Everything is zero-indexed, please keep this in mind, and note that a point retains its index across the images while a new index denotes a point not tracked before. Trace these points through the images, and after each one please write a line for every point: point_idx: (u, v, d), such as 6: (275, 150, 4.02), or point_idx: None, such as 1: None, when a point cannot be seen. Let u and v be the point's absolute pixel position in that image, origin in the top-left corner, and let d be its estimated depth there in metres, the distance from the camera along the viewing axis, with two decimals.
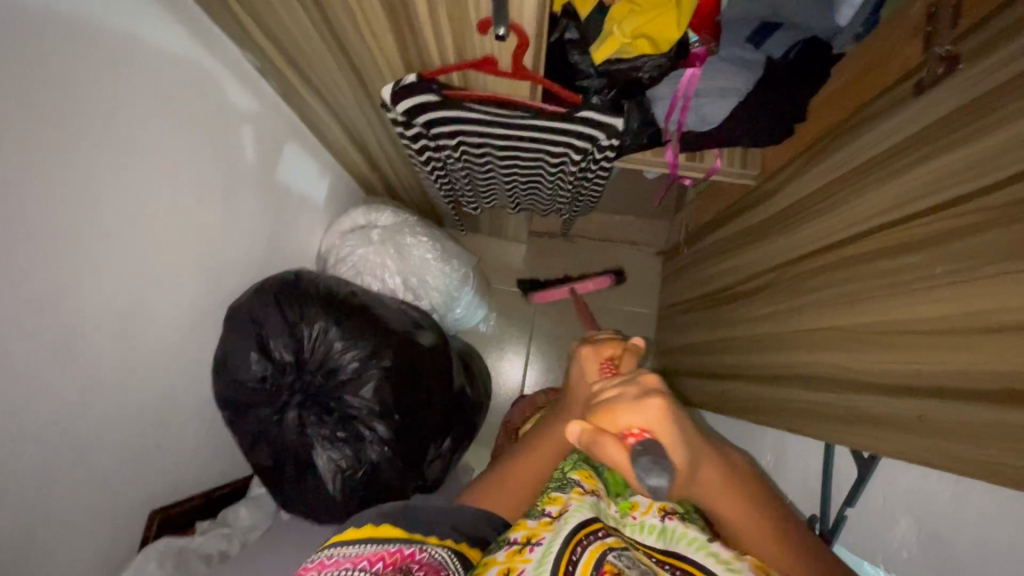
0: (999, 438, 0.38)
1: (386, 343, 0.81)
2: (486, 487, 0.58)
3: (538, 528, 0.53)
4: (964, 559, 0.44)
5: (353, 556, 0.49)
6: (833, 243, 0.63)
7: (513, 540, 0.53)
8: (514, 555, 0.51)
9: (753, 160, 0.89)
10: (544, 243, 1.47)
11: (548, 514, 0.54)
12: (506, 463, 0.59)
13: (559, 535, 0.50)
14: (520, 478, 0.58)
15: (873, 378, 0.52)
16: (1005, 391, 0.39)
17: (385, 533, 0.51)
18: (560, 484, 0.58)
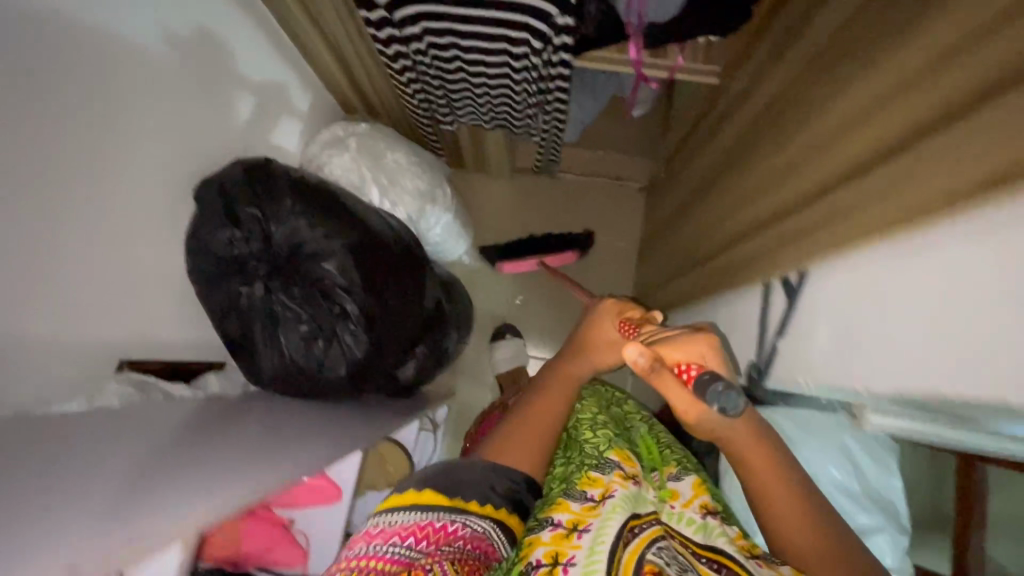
0: (907, 197, 0.39)
1: (350, 226, 0.84)
2: (501, 441, 0.60)
3: (583, 516, 0.59)
4: (867, 342, 0.46)
5: (396, 528, 0.52)
6: (788, 95, 0.65)
7: (557, 522, 0.59)
8: (561, 539, 0.57)
9: (715, 55, 0.92)
10: (529, 179, 1.50)
11: (591, 500, 0.60)
12: (511, 423, 0.62)
13: (608, 525, 0.57)
14: (534, 429, 0.61)
15: (806, 194, 0.54)
16: (916, 146, 0.39)
17: (430, 502, 0.53)
18: (599, 464, 0.65)
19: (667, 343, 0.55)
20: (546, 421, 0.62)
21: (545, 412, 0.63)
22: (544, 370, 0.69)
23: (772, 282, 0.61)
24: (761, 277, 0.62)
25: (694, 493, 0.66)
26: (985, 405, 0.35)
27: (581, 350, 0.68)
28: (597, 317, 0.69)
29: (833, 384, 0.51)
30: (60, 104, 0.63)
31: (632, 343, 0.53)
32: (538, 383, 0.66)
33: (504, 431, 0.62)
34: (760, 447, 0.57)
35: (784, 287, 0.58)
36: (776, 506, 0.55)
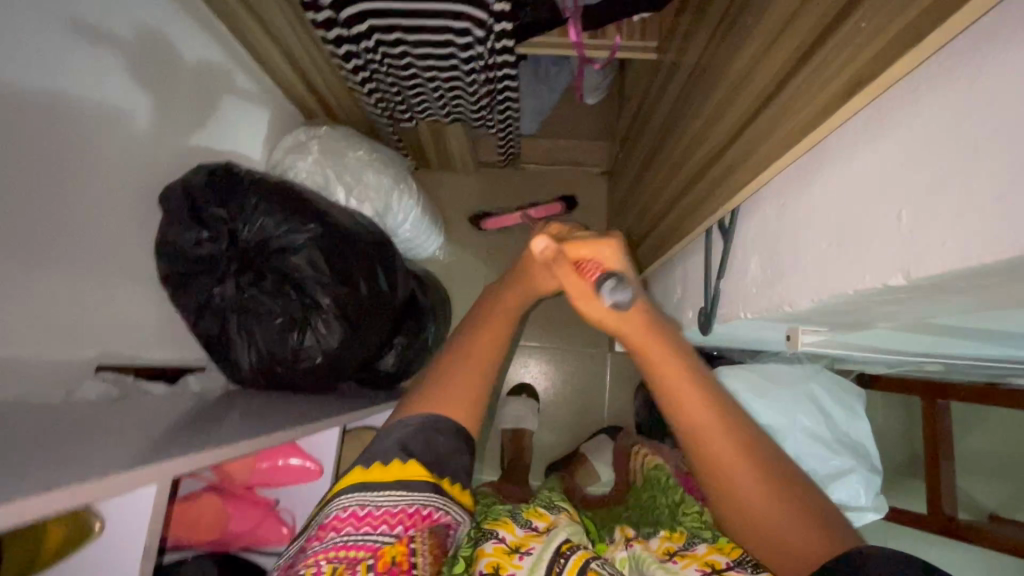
0: (794, 119, 0.43)
1: (314, 219, 0.86)
2: (436, 390, 0.63)
3: (526, 540, 0.61)
4: (783, 261, 0.50)
5: (386, 509, 0.54)
6: (708, 49, 0.69)
7: (501, 539, 0.61)
8: (503, 553, 0.59)
9: (651, 30, 0.97)
10: (495, 172, 1.54)
11: (535, 529, 0.63)
12: (450, 364, 0.64)
13: (548, 546, 0.59)
14: (463, 377, 0.63)
15: (726, 135, 0.58)
16: (796, 70, 0.43)
17: (399, 478, 0.56)
18: (545, 508, 0.69)
19: (579, 244, 0.58)
20: (485, 358, 0.64)
21: (482, 345, 0.65)
22: (481, 303, 0.69)
23: (710, 227, 0.65)
24: (701, 225, 0.66)
25: (619, 540, 0.68)
26: (871, 295, 0.38)
27: (519, 280, 0.67)
28: (532, 231, 0.61)
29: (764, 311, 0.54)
30: (24, 123, 0.64)
31: (541, 237, 0.57)
32: (475, 323, 0.66)
33: (440, 376, 0.64)
34: (692, 389, 0.59)
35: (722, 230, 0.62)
36: (702, 436, 0.58)
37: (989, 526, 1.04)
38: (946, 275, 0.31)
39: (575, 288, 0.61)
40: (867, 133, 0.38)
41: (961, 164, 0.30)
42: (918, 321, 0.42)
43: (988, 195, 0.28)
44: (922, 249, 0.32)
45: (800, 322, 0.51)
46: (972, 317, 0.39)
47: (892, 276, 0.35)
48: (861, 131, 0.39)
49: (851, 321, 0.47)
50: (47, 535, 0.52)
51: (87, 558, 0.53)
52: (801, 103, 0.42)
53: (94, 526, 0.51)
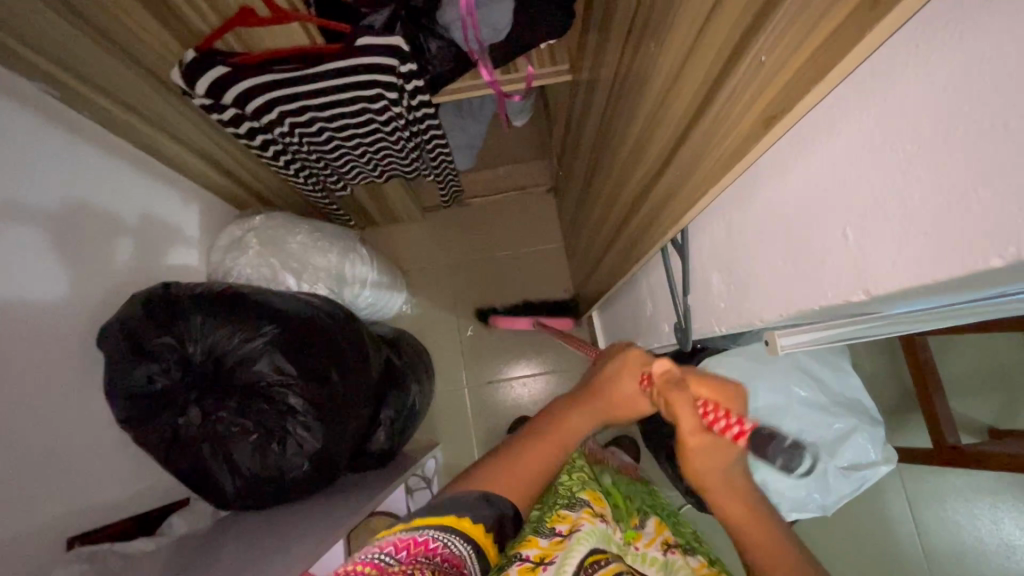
0: (722, 147, 0.43)
1: (270, 321, 0.83)
2: (492, 473, 0.62)
3: (550, 549, 0.60)
4: (744, 275, 0.49)
5: (392, 539, 0.53)
6: (621, 75, 0.70)
7: (525, 557, 0.59)
8: (530, 571, 0.57)
9: (559, 55, 0.98)
10: (441, 215, 1.52)
11: (559, 534, 0.62)
12: (502, 463, 0.63)
13: (576, 553, 0.58)
14: (520, 469, 0.63)
15: (658, 160, 0.58)
16: (707, 98, 0.43)
17: (452, 526, 0.55)
18: (570, 504, 0.67)
19: (705, 381, 0.58)
20: (535, 464, 0.64)
21: (539, 450, 0.64)
22: (545, 411, 0.70)
23: (665, 246, 0.65)
24: (655, 246, 0.66)
25: (655, 533, 0.71)
26: (838, 308, 0.38)
27: (592, 396, 0.67)
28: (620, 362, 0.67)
29: (736, 324, 0.54)
30: None
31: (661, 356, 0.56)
32: (529, 432, 0.67)
33: (497, 471, 0.62)
34: (756, 523, 0.59)
35: (676, 249, 0.63)
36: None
37: (989, 445, 1.07)
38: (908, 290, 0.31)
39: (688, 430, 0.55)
40: (796, 151, 0.38)
41: (894, 183, 0.30)
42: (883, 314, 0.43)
43: (928, 215, 0.28)
44: (878, 268, 0.32)
45: (774, 328, 0.50)
46: (930, 301, 0.40)
47: (854, 293, 0.35)
48: (790, 149, 0.39)
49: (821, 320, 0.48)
50: None
51: None
52: (726, 128, 0.41)
53: None
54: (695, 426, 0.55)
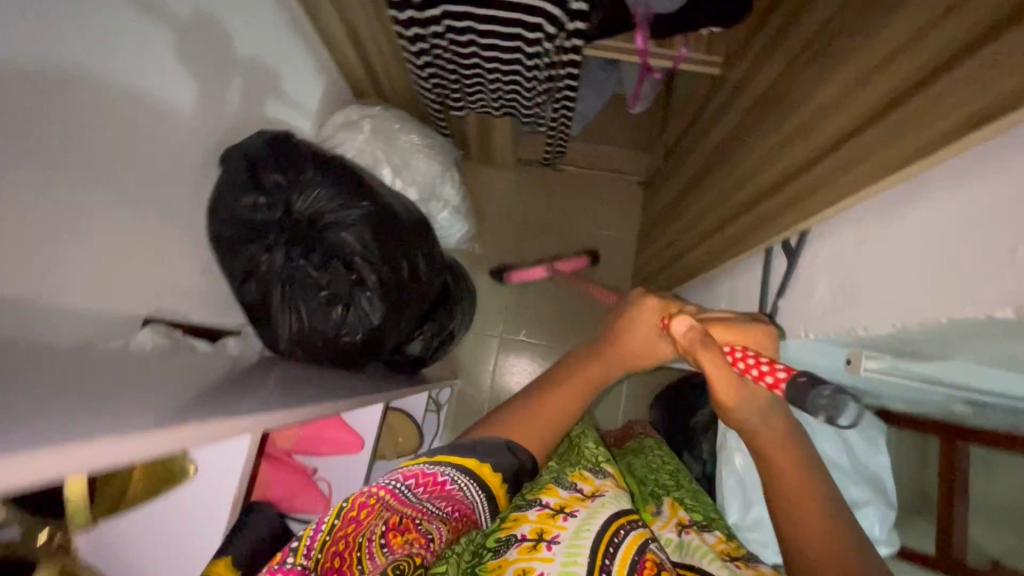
0: (897, 151, 0.43)
1: (365, 199, 0.86)
2: (507, 422, 0.63)
3: (571, 502, 0.65)
4: (862, 285, 0.49)
5: (421, 470, 0.53)
6: (787, 76, 0.69)
7: (545, 505, 0.65)
8: (547, 518, 0.62)
9: (717, 47, 0.97)
10: (532, 171, 1.54)
11: (580, 493, 0.67)
12: (529, 406, 0.66)
13: (596, 514, 0.61)
14: (545, 419, 0.65)
15: (801, 160, 0.59)
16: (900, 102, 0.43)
17: (468, 467, 0.56)
18: (593, 469, 0.73)
19: (726, 328, 0.60)
20: (559, 413, 0.66)
21: (557, 399, 0.67)
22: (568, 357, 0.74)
23: (773, 248, 0.65)
24: (764, 247, 0.66)
25: (671, 514, 0.75)
26: (965, 325, 0.39)
27: (613, 349, 0.72)
28: (637, 313, 0.69)
29: (828, 333, 0.54)
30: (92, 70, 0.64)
31: (681, 319, 0.59)
32: (564, 370, 0.71)
33: (521, 413, 0.65)
34: (798, 475, 0.60)
35: (787, 253, 0.62)
36: (792, 506, 0.58)
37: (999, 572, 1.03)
38: None
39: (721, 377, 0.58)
40: (986, 167, 0.38)
41: None
42: (995, 356, 0.42)
43: None
44: None
45: (869, 345, 0.51)
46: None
47: (1000, 307, 0.35)
48: (973, 167, 0.39)
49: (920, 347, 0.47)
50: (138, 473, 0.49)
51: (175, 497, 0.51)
52: (916, 133, 0.42)
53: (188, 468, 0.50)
54: (726, 376, 0.58)
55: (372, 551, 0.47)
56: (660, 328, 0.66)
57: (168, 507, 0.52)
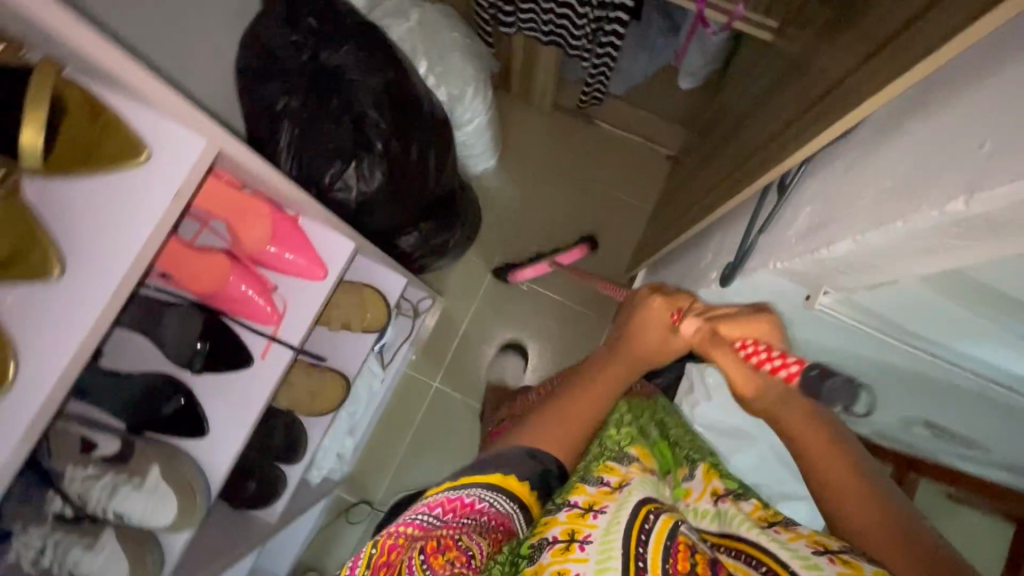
0: (895, 65, 0.42)
1: (390, 69, 0.87)
2: (541, 424, 0.62)
3: (600, 498, 0.54)
4: (835, 211, 0.49)
5: (429, 502, 0.52)
6: (831, 29, 0.68)
7: (572, 502, 0.55)
8: (576, 517, 0.53)
9: (777, 12, 0.94)
10: (567, 120, 1.52)
11: (607, 484, 0.56)
12: (554, 409, 0.63)
13: (623, 508, 0.52)
14: (576, 411, 0.63)
15: (814, 96, 0.58)
16: (918, 17, 0.42)
17: (499, 484, 0.54)
18: (617, 454, 0.60)
19: (734, 323, 0.62)
20: (587, 411, 0.64)
21: (581, 404, 0.64)
22: (596, 359, 0.71)
23: (768, 190, 0.64)
24: (759, 188, 0.65)
25: (704, 483, 0.62)
26: (917, 233, 0.38)
27: (630, 340, 0.69)
28: (653, 311, 0.70)
29: (791, 263, 0.54)
30: None
31: (689, 320, 0.65)
32: (588, 378, 0.67)
33: (541, 420, 0.62)
34: (829, 452, 0.56)
35: (779, 192, 0.62)
36: (831, 485, 0.54)
37: None
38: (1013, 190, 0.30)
39: (734, 373, 0.60)
40: (977, 75, 0.36)
41: None
42: (946, 277, 0.42)
43: None
44: (993, 175, 0.32)
45: (826, 275, 0.51)
46: (1003, 282, 0.39)
47: (950, 201, 0.34)
48: (966, 78, 0.38)
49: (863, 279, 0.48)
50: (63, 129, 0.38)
51: (104, 190, 0.40)
52: (919, 39, 0.40)
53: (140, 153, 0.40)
54: (740, 372, 0.59)
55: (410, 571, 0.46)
56: (683, 322, 0.66)
57: (81, 195, 0.40)
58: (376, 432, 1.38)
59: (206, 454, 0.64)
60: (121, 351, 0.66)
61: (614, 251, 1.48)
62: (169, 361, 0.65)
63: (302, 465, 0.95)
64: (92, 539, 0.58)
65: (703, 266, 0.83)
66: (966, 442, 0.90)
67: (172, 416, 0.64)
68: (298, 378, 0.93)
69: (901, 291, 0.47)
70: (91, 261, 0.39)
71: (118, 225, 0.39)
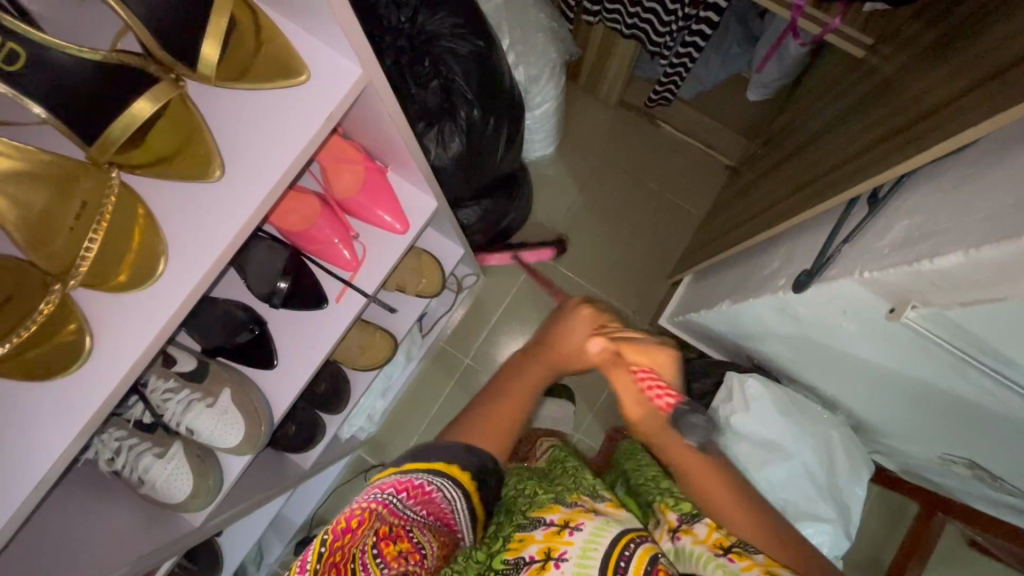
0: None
1: (481, 36, 0.87)
2: (462, 428, 0.60)
3: (575, 515, 0.55)
4: (943, 224, 0.48)
5: (391, 481, 0.49)
6: (936, 49, 0.67)
7: (548, 520, 0.55)
8: (553, 535, 0.53)
9: (872, 29, 0.93)
10: (630, 117, 1.52)
11: (581, 506, 0.56)
12: (471, 405, 0.64)
13: (603, 531, 0.51)
14: (497, 417, 0.62)
15: (926, 110, 0.57)
16: None
17: (449, 473, 0.52)
18: (592, 492, 0.60)
19: (635, 348, 0.69)
20: (516, 407, 0.63)
21: (501, 406, 0.63)
22: (504, 370, 0.69)
23: (859, 201, 0.64)
24: (850, 197, 0.65)
25: (661, 518, 0.59)
26: None
27: (548, 346, 0.70)
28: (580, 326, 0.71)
29: (878, 274, 0.54)
30: None
31: (596, 337, 0.70)
32: (489, 389, 0.66)
33: (468, 416, 0.62)
34: (710, 474, 0.61)
35: (873, 205, 0.61)
36: (707, 489, 0.60)
37: None
38: None
39: (628, 394, 0.69)
40: None
41: None
42: None
43: None
44: None
45: (920, 292, 0.51)
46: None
47: None
48: None
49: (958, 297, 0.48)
50: (234, 42, 0.40)
51: (252, 107, 0.42)
52: None
53: (296, 76, 0.41)
54: (633, 396, 0.69)
55: (364, 563, 0.46)
56: (589, 338, 0.70)
57: (239, 109, 0.42)
58: (403, 400, 1.40)
59: (276, 391, 0.66)
60: None
61: (659, 253, 1.48)
62: (249, 291, 0.67)
63: (342, 417, 0.98)
64: (162, 448, 0.61)
65: (767, 273, 0.83)
66: (1006, 490, 0.89)
67: (244, 346, 0.65)
68: (350, 334, 0.95)
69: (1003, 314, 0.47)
70: (242, 175, 0.41)
71: (265, 150, 0.41)
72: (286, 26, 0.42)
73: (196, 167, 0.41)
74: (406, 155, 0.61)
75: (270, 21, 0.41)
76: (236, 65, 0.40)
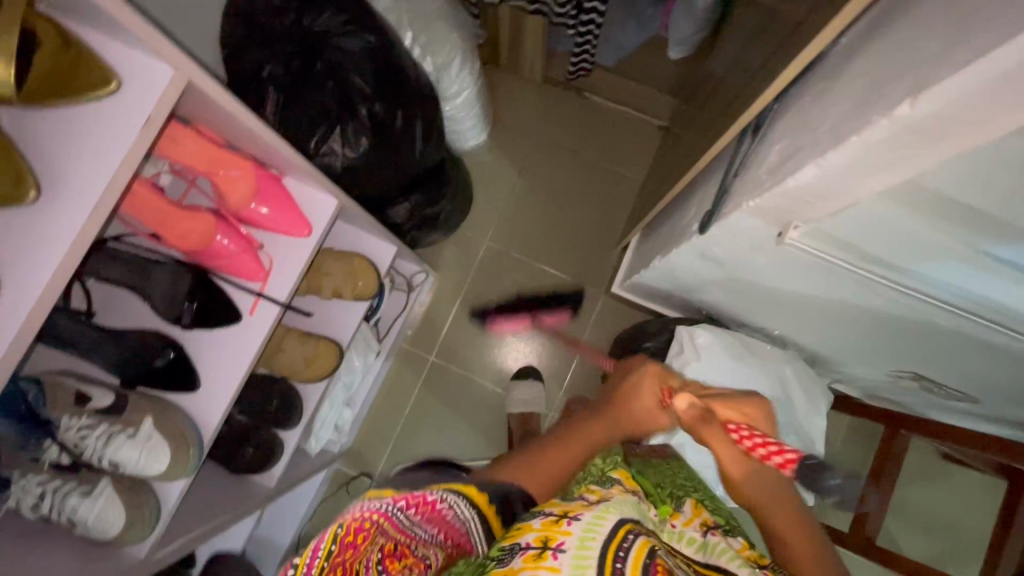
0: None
1: (371, 31, 0.87)
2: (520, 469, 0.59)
3: (574, 507, 0.52)
4: (799, 142, 0.49)
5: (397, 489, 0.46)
6: None
7: (548, 511, 0.51)
8: (552, 524, 0.49)
9: None
10: (558, 94, 1.52)
11: (585, 499, 0.54)
12: (522, 453, 0.62)
13: (601, 523, 0.50)
14: (557, 461, 0.61)
15: (789, 34, 0.58)
16: None
17: (468, 489, 0.51)
18: (599, 479, 0.59)
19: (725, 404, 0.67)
20: (573, 458, 0.62)
21: (559, 456, 0.62)
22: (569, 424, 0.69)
23: (745, 135, 0.65)
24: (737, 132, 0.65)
25: (693, 513, 0.63)
26: (872, 145, 0.39)
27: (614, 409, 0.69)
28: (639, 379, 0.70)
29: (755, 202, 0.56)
30: None
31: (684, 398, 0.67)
32: (554, 441, 0.64)
33: (521, 458, 0.61)
34: (795, 524, 0.61)
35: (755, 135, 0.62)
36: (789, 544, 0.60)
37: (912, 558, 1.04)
38: (957, 85, 0.31)
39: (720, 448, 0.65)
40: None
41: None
42: (901, 189, 0.44)
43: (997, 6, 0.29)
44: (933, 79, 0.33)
45: (793, 212, 0.53)
46: (978, 200, 0.41)
47: (899, 107, 0.35)
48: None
49: (822, 209, 0.50)
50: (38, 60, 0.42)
51: (75, 122, 0.44)
52: None
53: (109, 84, 0.43)
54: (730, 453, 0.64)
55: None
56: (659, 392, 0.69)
57: (65, 127, 0.44)
58: (373, 407, 1.40)
59: (202, 413, 0.65)
60: (113, 309, 0.68)
61: (607, 223, 1.49)
62: (158, 316, 0.67)
63: (298, 431, 0.97)
64: (89, 486, 0.61)
65: (685, 222, 0.84)
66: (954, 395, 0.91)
67: (163, 370, 0.65)
68: (291, 346, 0.95)
69: (865, 211, 0.49)
70: (62, 195, 0.43)
71: (95, 164, 0.43)
72: (93, 38, 0.44)
73: (13, 189, 0.42)
74: (291, 159, 0.61)
75: (79, 37, 0.43)
76: (48, 84, 0.42)
